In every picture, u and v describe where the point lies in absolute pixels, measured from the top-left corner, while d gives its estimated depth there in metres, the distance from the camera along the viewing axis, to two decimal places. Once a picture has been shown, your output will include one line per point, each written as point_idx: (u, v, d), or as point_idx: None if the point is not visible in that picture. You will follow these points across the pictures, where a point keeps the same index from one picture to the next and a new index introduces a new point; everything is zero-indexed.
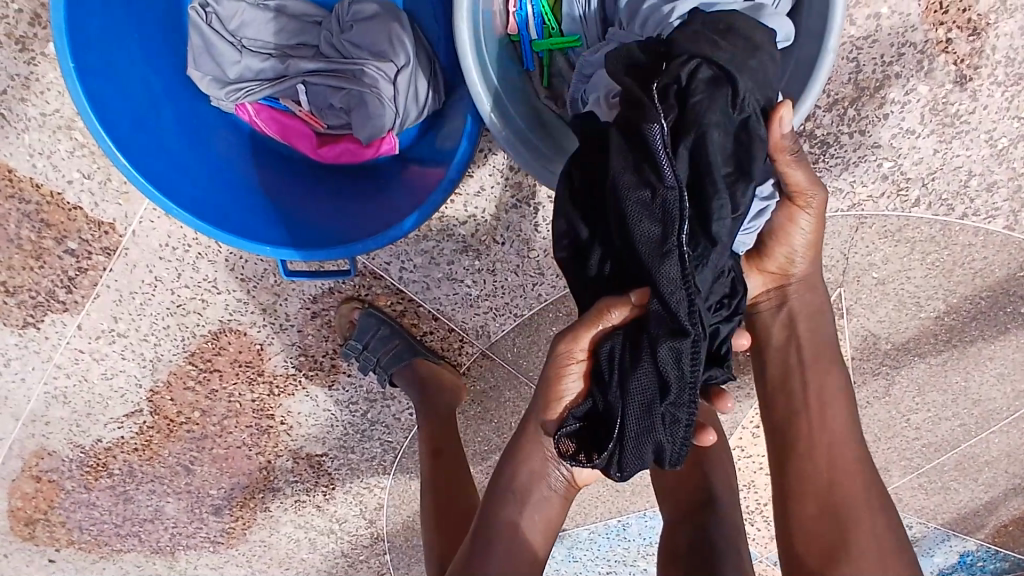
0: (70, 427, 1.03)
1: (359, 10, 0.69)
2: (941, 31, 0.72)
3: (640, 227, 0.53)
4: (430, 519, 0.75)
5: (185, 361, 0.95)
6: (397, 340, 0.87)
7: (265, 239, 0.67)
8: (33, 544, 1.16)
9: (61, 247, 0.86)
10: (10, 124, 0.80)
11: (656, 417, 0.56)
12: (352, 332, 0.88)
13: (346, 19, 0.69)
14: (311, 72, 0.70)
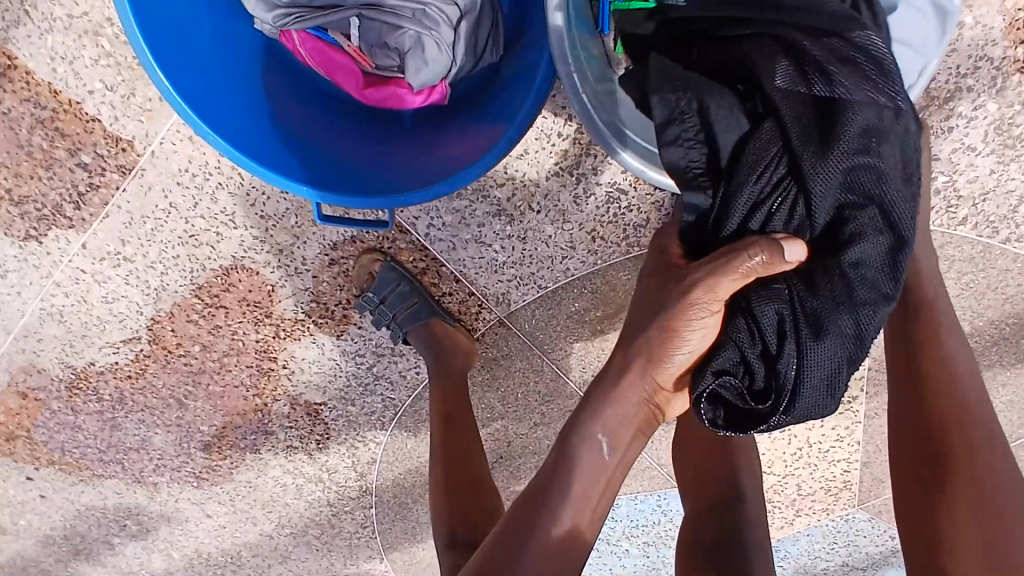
0: (64, 347, 1.00)
1: None
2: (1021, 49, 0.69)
3: (847, 160, 0.53)
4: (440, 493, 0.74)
5: (191, 294, 0.91)
6: (415, 299, 0.84)
7: (299, 178, 0.63)
8: (13, 459, 1.14)
9: (73, 159, 0.82)
10: (35, 23, 0.75)
11: (840, 373, 0.54)
12: (370, 284, 0.85)
13: None
14: (369, 6, 0.66)
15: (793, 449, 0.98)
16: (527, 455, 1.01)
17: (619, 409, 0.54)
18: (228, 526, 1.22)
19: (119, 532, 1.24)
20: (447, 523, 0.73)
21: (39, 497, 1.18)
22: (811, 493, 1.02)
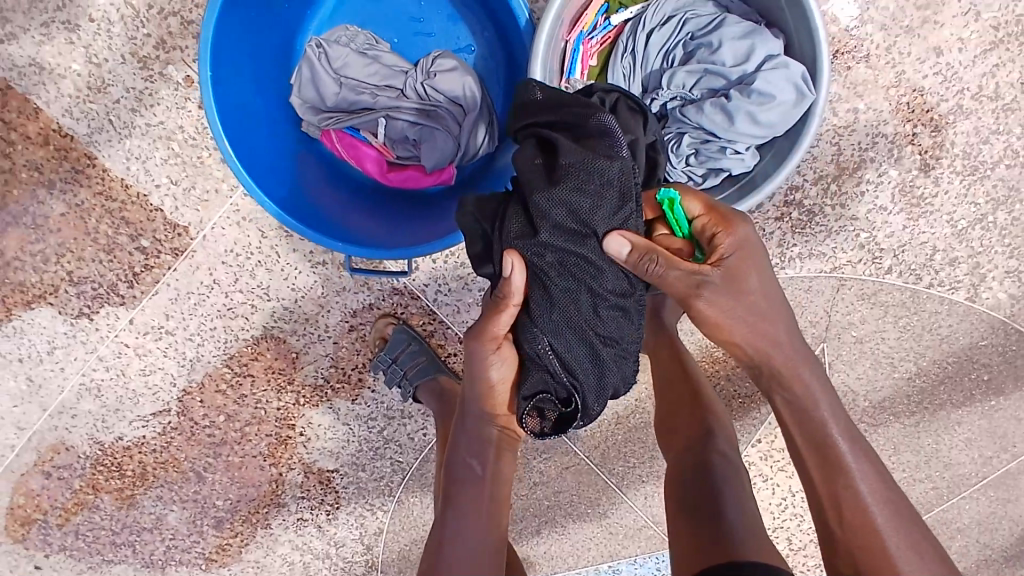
0: (95, 422, 1.08)
1: (443, 64, 0.83)
2: (914, 126, 0.82)
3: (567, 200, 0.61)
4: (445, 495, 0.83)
5: (223, 364, 1.02)
6: (424, 357, 0.95)
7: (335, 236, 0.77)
8: (24, 547, 1.19)
9: (134, 243, 0.95)
10: (118, 130, 0.90)
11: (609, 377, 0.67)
12: (384, 347, 0.96)
13: (431, 70, 0.83)
14: (393, 109, 0.83)
15: (777, 498, 1.02)
16: (527, 518, 1.09)
17: (479, 453, 0.73)
18: None
19: None
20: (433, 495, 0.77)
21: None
22: (802, 547, 1.04)
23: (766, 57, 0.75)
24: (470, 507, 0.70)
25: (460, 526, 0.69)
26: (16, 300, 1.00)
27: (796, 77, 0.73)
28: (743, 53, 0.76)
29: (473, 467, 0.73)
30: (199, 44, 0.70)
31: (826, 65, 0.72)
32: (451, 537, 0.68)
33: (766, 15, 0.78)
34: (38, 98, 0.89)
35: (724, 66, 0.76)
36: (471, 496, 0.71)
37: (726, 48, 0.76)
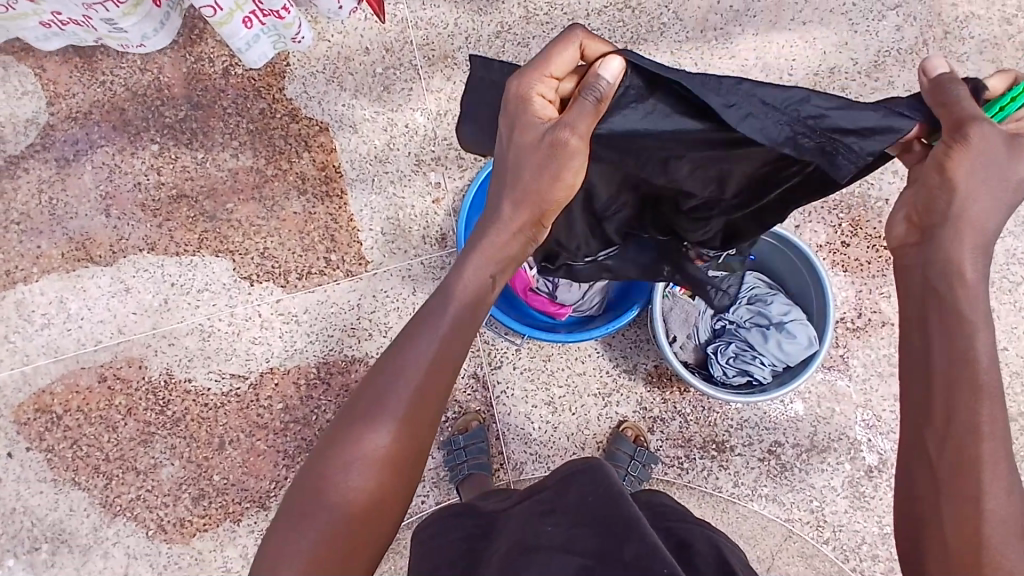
0: (182, 359, 1.29)
1: None
2: (870, 440, 1.18)
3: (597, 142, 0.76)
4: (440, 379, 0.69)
5: (315, 364, 1.27)
6: (483, 457, 1.19)
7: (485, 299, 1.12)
8: (21, 429, 1.31)
9: (326, 253, 1.31)
10: (374, 187, 1.32)
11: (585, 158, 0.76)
12: (462, 432, 1.21)
13: None
14: None
15: None
16: None
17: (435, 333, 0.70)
18: None
19: (40, 548, 1.29)
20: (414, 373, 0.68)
21: (13, 473, 1.30)
22: None
23: (796, 318, 1.06)
24: (380, 400, 0.67)
25: (353, 425, 0.67)
26: (211, 245, 1.32)
27: (809, 333, 1.04)
28: (781, 310, 1.07)
29: (411, 361, 0.68)
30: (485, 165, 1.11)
31: (829, 333, 1.02)
32: (342, 461, 0.67)
33: (803, 298, 1.08)
34: (339, 144, 1.33)
35: (768, 313, 1.07)
36: (368, 401, 0.68)
37: (774, 304, 1.08)
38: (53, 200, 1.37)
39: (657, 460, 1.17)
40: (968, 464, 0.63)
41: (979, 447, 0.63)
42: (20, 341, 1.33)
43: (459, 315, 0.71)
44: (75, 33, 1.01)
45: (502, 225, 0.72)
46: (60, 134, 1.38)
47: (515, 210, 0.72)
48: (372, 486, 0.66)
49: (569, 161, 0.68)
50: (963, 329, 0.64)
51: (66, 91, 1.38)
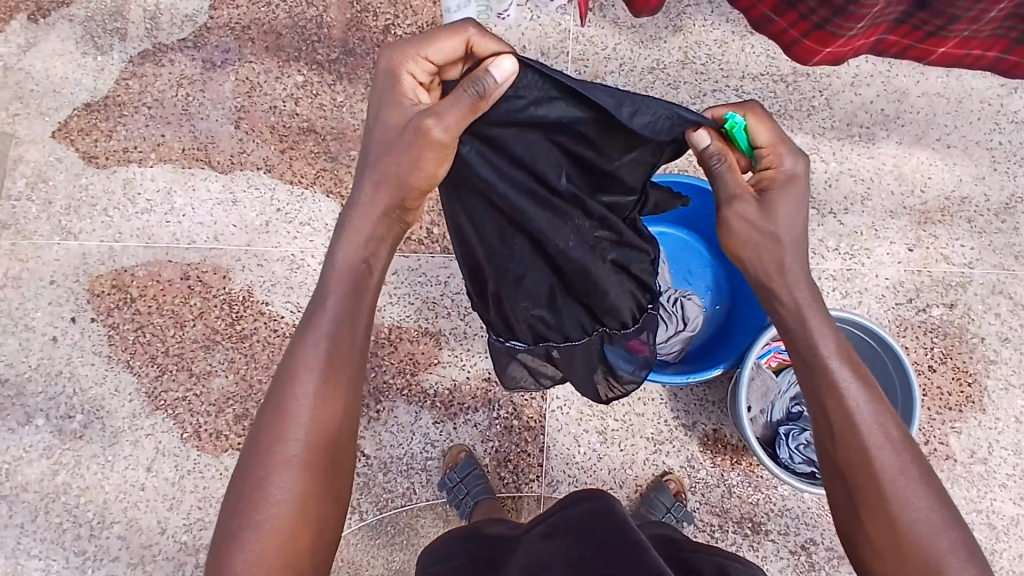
0: (265, 281, 1.32)
1: (690, 304, 1.18)
2: None
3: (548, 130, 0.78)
4: (334, 357, 0.75)
5: (389, 326, 1.29)
6: (484, 480, 1.20)
7: None
8: (92, 300, 1.34)
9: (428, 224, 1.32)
10: None
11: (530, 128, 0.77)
12: (454, 467, 1.21)
13: (682, 298, 1.19)
14: None
15: None
16: None
17: (335, 327, 0.75)
18: (162, 487, 1.27)
19: (73, 417, 1.31)
20: (320, 363, 0.74)
21: (72, 338, 1.33)
22: None
23: None
24: (294, 396, 0.73)
25: (279, 427, 0.72)
26: (324, 184, 1.36)
27: None
28: None
29: (319, 353, 0.74)
30: None
31: None
32: (276, 461, 0.71)
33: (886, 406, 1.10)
34: None
35: None
36: (291, 403, 0.72)
37: None
38: (187, 96, 1.40)
39: (691, 520, 1.17)
40: (865, 462, 0.74)
41: (859, 428, 0.75)
42: (117, 217, 1.36)
43: (344, 301, 0.76)
44: None
45: (367, 210, 0.77)
46: (214, 38, 1.43)
47: (374, 191, 0.77)
48: (305, 472, 0.71)
49: (428, 150, 0.73)
50: (796, 340, 0.82)
51: (232, 1, 1.44)
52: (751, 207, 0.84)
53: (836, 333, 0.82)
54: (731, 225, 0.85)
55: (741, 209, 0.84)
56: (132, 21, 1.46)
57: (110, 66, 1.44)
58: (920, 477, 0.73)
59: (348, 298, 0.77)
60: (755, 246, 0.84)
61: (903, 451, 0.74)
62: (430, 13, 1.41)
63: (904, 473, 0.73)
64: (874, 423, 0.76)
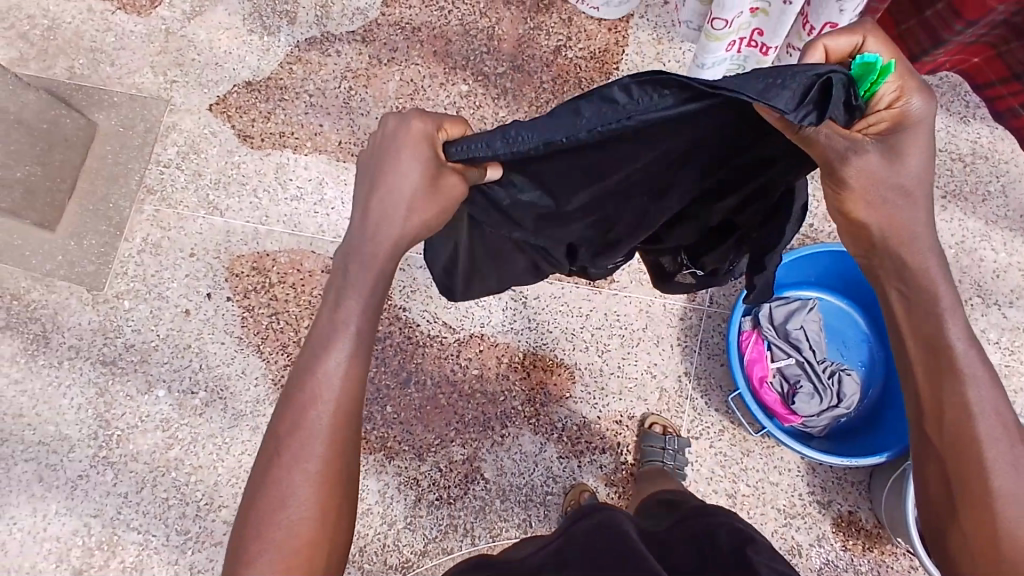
0: (405, 285, 1.29)
1: (848, 381, 1.16)
2: None
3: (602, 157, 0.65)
4: (346, 373, 0.68)
5: (525, 351, 1.26)
6: None
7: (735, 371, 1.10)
8: (231, 279, 1.34)
9: None
10: None
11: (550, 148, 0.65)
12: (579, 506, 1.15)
13: (841, 373, 1.16)
14: (808, 364, 1.16)
15: None
16: None
17: (349, 342, 0.68)
18: None
19: (196, 391, 1.31)
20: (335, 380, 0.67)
21: (205, 314, 1.34)
22: None
23: None
24: (303, 420, 0.67)
25: (288, 450, 0.66)
26: None
27: None
28: None
29: (332, 375, 0.67)
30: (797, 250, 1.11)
31: None
32: (286, 487, 0.66)
33: None
34: None
35: None
36: (301, 426, 0.67)
37: None
38: (350, 89, 1.41)
39: None
40: (986, 474, 0.69)
41: (971, 417, 0.70)
42: (265, 200, 1.37)
43: (363, 313, 0.68)
44: None
45: (387, 214, 0.67)
46: (383, 35, 1.43)
47: (405, 198, 0.66)
48: (318, 500, 0.66)
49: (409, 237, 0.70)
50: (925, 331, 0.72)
51: (405, 2, 1.44)
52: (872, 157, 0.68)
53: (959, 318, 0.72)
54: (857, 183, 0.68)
55: (858, 163, 0.67)
56: (302, 6, 1.47)
57: (275, 48, 1.45)
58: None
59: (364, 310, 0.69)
60: (874, 209, 0.70)
61: (1009, 442, 0.70)
62: (603, 39, 1.39)
63: (1014, 465, 0.69)
64: (991, 416, 0.70)
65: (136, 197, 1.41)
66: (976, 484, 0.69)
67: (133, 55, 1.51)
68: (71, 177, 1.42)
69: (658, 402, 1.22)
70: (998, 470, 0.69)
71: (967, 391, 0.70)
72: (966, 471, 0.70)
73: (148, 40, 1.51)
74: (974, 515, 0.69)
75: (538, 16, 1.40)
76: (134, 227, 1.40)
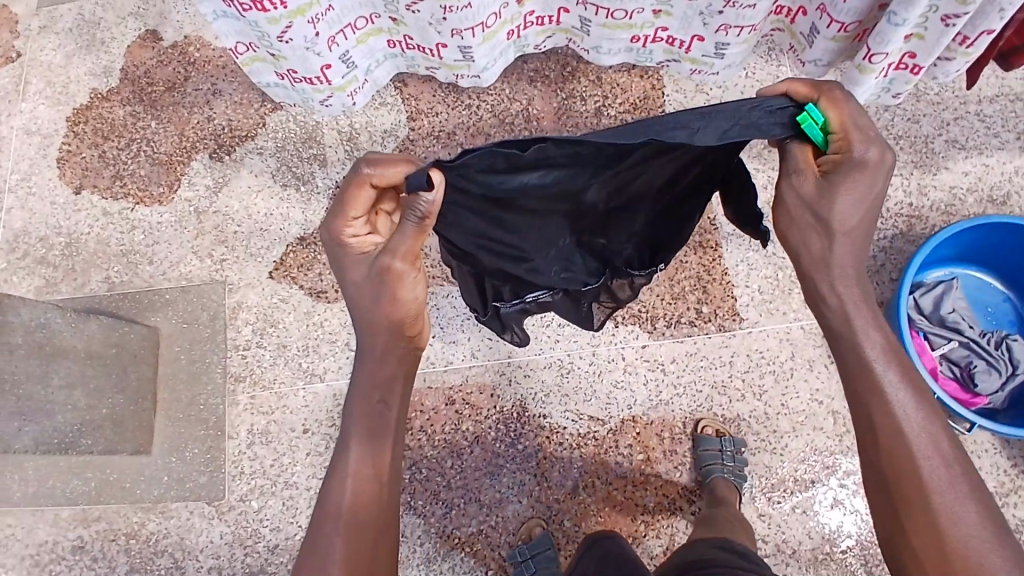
0: (537, 392, 1.24)
1: (1018, 347, 1.12)
2: None
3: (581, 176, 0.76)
4: (367, 480, 0.78)
5: (682, 419, 1.21)
6: None
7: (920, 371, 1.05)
8: None
9: (696, 304, 1.23)
10: (756, 244, 1.24)
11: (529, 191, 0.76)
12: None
13: (1006, 341, 1.13)
14: (973, 340, 1.12)
15: None
16: None
17: (367, 455, 0.79)
18: None
19: None
20: (362, 488, 0.77)
21: None
22: None
23: None
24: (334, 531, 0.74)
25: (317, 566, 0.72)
26: None
27: None
28: None
29: (358, 485, 0.77)
30: (937, 233, 1.08)
31: None
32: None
33: None
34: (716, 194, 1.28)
35: None
36: (328, 536, 0.74)
37: None
38: None
39: None
40: (919, 481, 0.71)
41: (904, 428, 0.74)
42: None
43: (378, 430, 0.80)
44: (654, 50, 1.23)
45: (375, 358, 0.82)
46: (421, 150, 1.39)
47: (388, 356, 0.82)
48: None
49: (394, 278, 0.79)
50: (839, 327, 0.79)
51: (430, 111, 1.41)
52: (804, 185, 0.76)
53: (884, 326, 0.79)
54: (784, 200, 0.79)
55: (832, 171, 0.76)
56: (328, 145, 1.42)
57: (317, 196, 1.41)
58: (959, 468, 0.72)
59: (375, 426, 0.80)
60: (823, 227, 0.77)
61: (939, 451, 0.73)
62: (639, 88, 1.37)
63: (946, 476, 0.71)
64: (918, 419, 0.74)
65: (227, 388, 1.34)
66: (906, 477, 0.72)
67: (170, 246, 1.42)
68: (151, 392, 1.32)
69: (834, 426, 1.18)
70: (920, 478, 0.72)
71: (891, 405, 0.75)
72: (902, 471, 0.73)
73: (181, 227, 1.43)
74: (894, 507, 0.73)
75: (566, 84, 1.38)
76: (234, 422, 1.32)
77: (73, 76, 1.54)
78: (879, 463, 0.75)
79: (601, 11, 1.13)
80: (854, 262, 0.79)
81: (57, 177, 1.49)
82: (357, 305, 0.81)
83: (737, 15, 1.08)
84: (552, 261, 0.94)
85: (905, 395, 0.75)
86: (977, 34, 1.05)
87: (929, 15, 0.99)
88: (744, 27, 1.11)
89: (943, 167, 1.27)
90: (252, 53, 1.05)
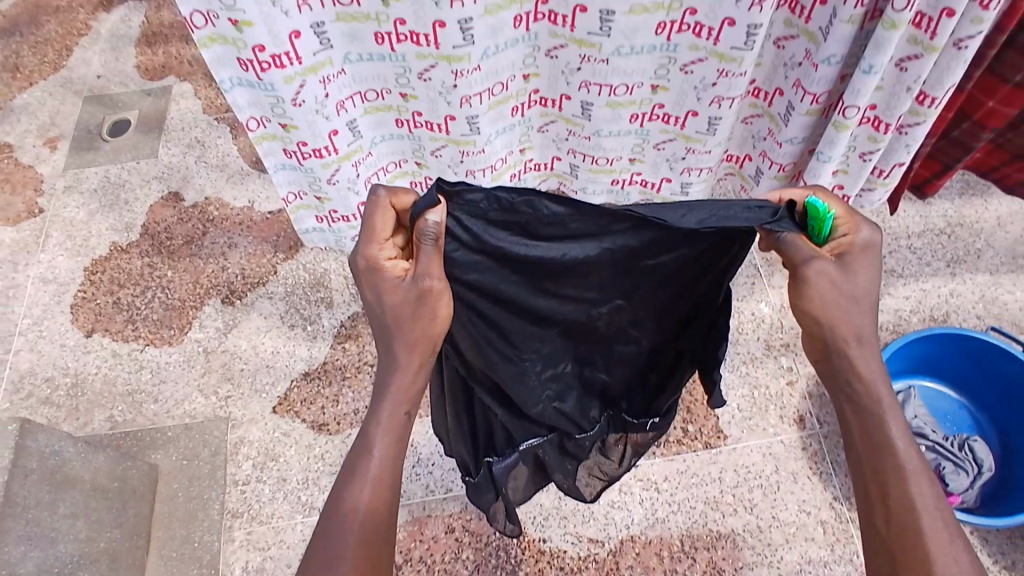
0: (536, 515, 1.27)
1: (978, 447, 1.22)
2: None
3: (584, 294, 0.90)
4: (366, 504, 0.75)
5: (679, 536, 1.23)
6: None
7: None
8: None
9: (682, 423, 1.32)
10: (729, 366, 1.37)
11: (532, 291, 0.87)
12: None
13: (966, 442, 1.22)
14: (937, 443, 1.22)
15: None
16: None
17: (371, 479, 0.76)
18: None
19: None
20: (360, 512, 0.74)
21: None
22: None
23: None
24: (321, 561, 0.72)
25: None
26: None
27: None
28: None
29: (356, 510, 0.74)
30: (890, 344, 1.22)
31: None
32: None
33: None
34: None
35: None
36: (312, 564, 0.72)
37: None
38: None
39: None
40: (924, 551, 0.73)
41: (912, 499, 0.75)
42: None
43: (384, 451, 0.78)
44: (628, 191, 1.49)
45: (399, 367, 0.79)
46: None
47: (413, 367, 0.79)
48: None
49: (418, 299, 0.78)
50: (858, 395, 0.80)
51: None
52: (830, 268, 0.78)
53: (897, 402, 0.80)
54: (817, 289, 0.78)
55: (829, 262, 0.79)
56: (335, 289, 1.56)
57: (322, 333, 1.51)
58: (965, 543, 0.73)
59: (380, 445, 0.77)
60: (836, 303, 0.79)
61: (944, 526, 0.74)
62: None
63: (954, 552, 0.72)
64: (930, 494, 0.75)
65: (223, 524, 1.33)
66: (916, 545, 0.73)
67: (176, 384, 1.48)
68: (144, 529, 1.31)
69: (826, 537, 1.22)
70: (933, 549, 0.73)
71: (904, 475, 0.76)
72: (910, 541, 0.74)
73: (188, 365, 1.50)
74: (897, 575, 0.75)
75: None
76: (228, 559, 1.29)
77: (95, 231, 1.69)
78: (889, 526, 0.76)
79: (602, 90, 1.21)
80: (872, 331, 0.80)
81: (69, 322, 1.57)
82: (381, 324, 0.79)
83: (696, 160, 1.36)
84: (545, 386, 1.03)
85: (913, 468, 0.77)
86: (891, 167, 1.30)
87: (849, 152, 1.26)
88: (736, 97, 1.20)
89: (885, 295, 1.44)
90: (301, 202, 1.40)
